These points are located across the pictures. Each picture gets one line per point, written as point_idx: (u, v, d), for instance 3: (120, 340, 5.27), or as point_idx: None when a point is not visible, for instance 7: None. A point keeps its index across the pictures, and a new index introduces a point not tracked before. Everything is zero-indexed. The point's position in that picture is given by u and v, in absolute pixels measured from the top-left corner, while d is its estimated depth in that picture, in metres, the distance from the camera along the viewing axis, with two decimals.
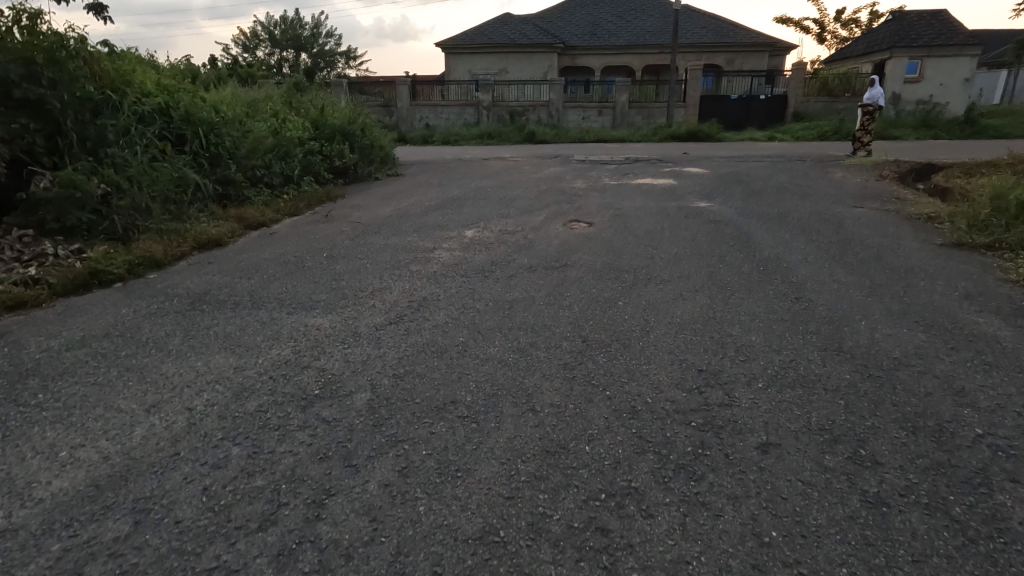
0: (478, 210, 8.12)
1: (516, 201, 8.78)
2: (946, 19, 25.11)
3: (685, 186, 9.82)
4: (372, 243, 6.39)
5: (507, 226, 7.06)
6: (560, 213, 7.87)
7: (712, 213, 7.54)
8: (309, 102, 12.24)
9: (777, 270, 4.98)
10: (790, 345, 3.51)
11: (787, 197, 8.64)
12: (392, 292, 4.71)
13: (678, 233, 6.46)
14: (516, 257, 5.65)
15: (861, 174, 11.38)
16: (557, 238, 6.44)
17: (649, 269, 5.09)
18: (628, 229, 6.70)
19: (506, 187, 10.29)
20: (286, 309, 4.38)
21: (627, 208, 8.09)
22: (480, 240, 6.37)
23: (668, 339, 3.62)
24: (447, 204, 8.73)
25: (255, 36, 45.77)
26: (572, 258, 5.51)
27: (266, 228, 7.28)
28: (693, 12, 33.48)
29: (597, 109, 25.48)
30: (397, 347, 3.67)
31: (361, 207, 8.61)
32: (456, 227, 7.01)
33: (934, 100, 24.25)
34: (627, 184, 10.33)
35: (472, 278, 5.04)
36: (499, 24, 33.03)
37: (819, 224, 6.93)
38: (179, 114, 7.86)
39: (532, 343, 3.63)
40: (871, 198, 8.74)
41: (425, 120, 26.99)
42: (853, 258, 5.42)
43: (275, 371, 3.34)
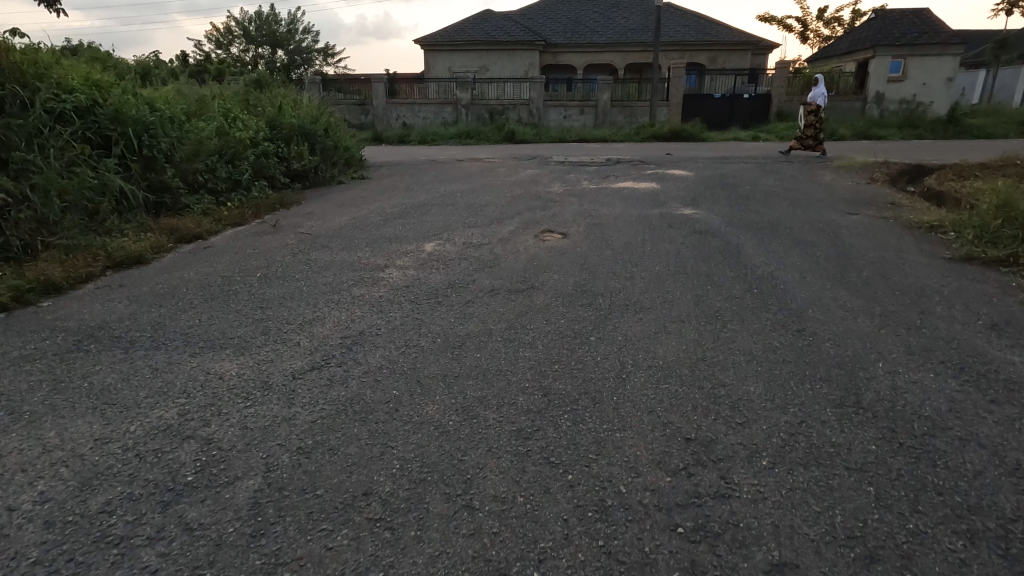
0: (443, 219, 7.40)
1: (486, 209, 8.07)
2: (927, 17, 24.89)
3: (669, 191, 9.19)
4: (318, 258, 5.65)
5: (472, 238, 6.37)
6: (532, 222, 7.19)
7: (697, 222, 6.90)
8: (266, 100, 11.39)
9: (772, 294, 4.34)
10: (797, 399, 2.85)
11: (778, 203, 8.05)
12: (324, 325, 3.99)
13: (660, 246, 5.81)
14: (477, 278, 4.96)
15: (851, 176, 10.87)
16: (525, 252, 5.75)
17: (626, 293, 4.42)
18: (605, 242, 6.05)
19: (478, 191, 9.58)
20: (192, 349, 3.63)
21: (605, 216, 7.43)
22: (440, 256, 5.66)
23: (647, 392, 2.94)
24: (411, 212, 7.99)
25: (229, 32, 44.44)
26: (540, 279, 4.84)
27: (202, 241, 6.49)
28: (675, 10, 33.05)
29: (578, 108, 24.89)
30: (314, 404, 2.94)
31: (315, 215, 7.84)
32: (416, 240, 6.29)
33: (918, 99, 24.04)
34: (607, 188, 9.68)
35: (423, 305, 4.33)
36: (478, 20, 32.27)
37: (814, 234, 6.33)
38: (106, 113, 7.01)
39: (481, 399, 2.93)
40: (865, 203, 8.19)
41: (402, 119, 26.14)
42: (856, 277, 4.80)
43: (145, 446, 2.59)
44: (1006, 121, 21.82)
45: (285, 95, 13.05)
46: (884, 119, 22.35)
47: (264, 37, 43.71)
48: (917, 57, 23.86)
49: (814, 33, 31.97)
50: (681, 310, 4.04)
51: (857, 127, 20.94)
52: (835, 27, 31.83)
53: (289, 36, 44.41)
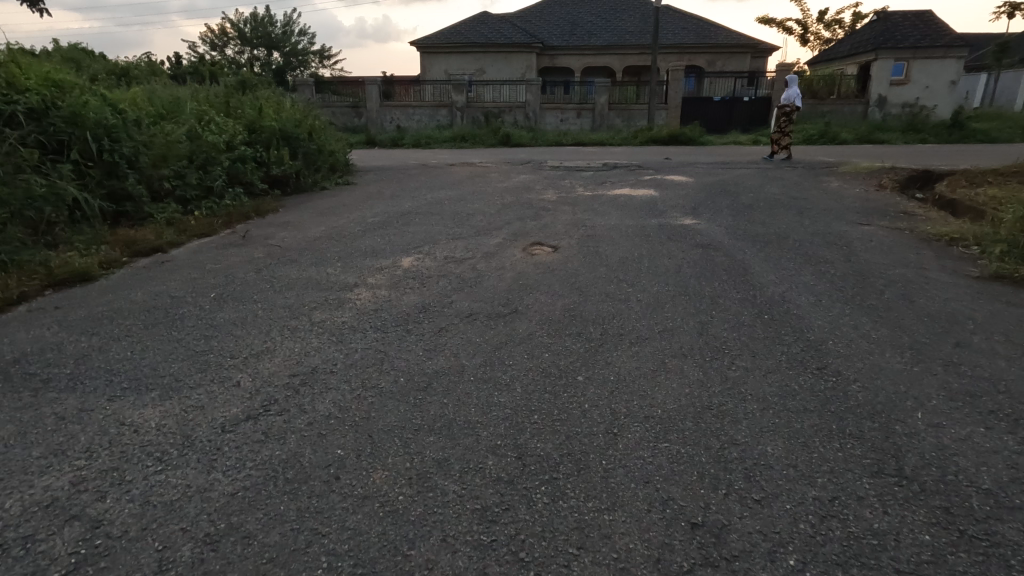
0: (426, 230, 6.90)
1: (472, 218, 7.57)
2: (930, 20, 24.45)
3: (668, 199, 8.69)
4: (283, 275, 5.14)
5: (454, 252, 5.87)
6: (521, 233, 6.69)
7: (698, 234, 6.41)
8: (247, 102, 10.88)
9: (785, 321, 3.84)
10: (825, 467, 2.35)
11: (784, 213, 7.55)
12: (273, 358, 3.47)
13: (658, 262, 5.31)
14: (455, 299, 4.45)
15: (858, 183, 10.40)
16: (511, 268, 5.26)
17: (621, 320, 3.91)
18: (599, 257, 5.55)
19: (466, 198, 9.10)
20: (115, 389, 3.12)
21: (600, 226, 6.94)
22: (417, 273, 5.16)
23: (643, 455, 2.44)
24: (392, 221, 7.48)
25: (224, 34, 43.96)
26: (524, 301, 4.33)
27: (161, 254, 5.98)
28: (674, 12, 32.67)
29: (575, 111, 24.43)
30: (239, 469, 2.42)
31: (290, 225, 7.33)
32: (393, 255, 5.78)
33: (921, 103, 23.62)
34: (602, 195, 9.18)
35: (390, 333, 3.81)
36: (474, 23, 31.84)
37: (825, 248, 5.84)
38: (62, 115, 6.51)
39: (443, 462, 2.43)
40: (877, 213, 7.70)
41: (396, 122, 25.66)
42: (877, 299, 4.31)
43: (17, 531, 2.08)
44: (1011, 125, 21.40)
45: (270, 96, 12.55)
46: (887, 123, 21.92)
47: (260, 40, 43.25)
48: (920, 60, 23.43)
49: (814, 36, 31.54)
50: (684, 342, 3.53)
51: (860, 132, 20.49)
52: (836, 30, 31.41)
53: (284, 38, 43.92)
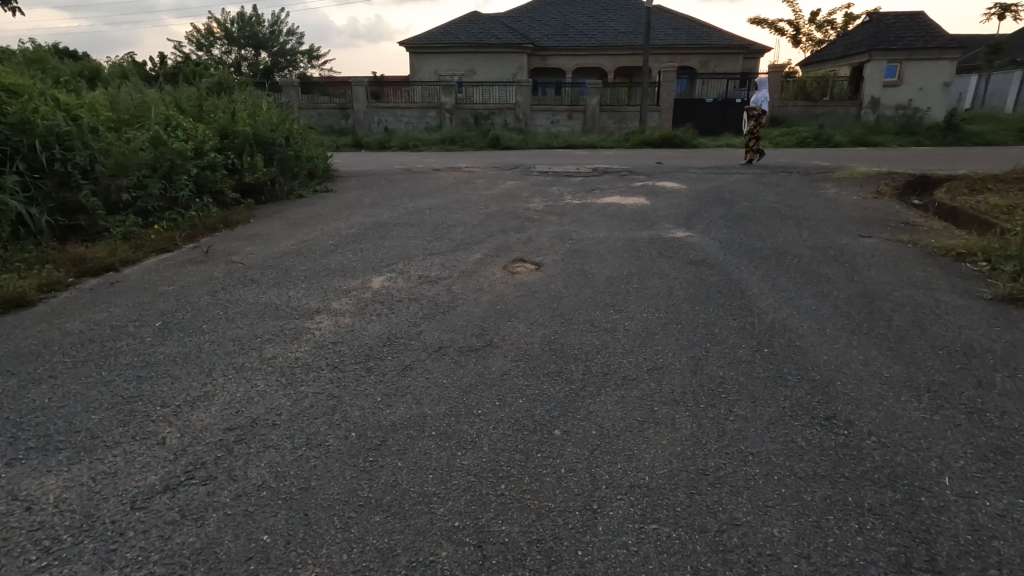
0: (403, 244, 6.50)
1: (453, 230, 7.17)
2: (923, 21, 24.24)
3: (659, 208, 8.33)
4: (240, 299, 4.72)
5: (429, 271, 5.48)
6: (504, 247, 6.30)
7: (690, 249, 6.05)
8: (221, 105, 10.41)
9: (786, 356, 3.47)
10: (842, 558, 1.98)
11: (781, 224, 7.20)
12: (209, 406, 3.05)
13: (648, 282, 4.93)
14: (425, 328, 4.05)
15: (855, 190, 10.08)
16: (489, 289, 4.88)
17: (605, 355, 3.52)
18: (585, 276, 5.17)
19: (449, 207, 8.69)
20: (19, 449, 2.70)
21: (588, 239, 6.56)
22: (387, 297, 4.75)
23: (626, 543, 2.05)
24: (369, 233, 7.06)
25: (211, 34, 43.30)
26: (499, 331, 3.94)
27: (113, 274, 5.55)
28: (666, 13, 32.41)
29: (566, 113, 24.08)
30: (142, 565, 2.02)
31: (259, 238, 6.91)
32: (363, 274, 5.37)
33: (914, 105, 23.43)
34: (590, 203, 8.82)
35: (346, 373, 3.40)
36: (464, 23, 31.41)
37: (826, 265, 5.48)
38: (9, 123, 6.05)
39: (387, 555, 2.03)
40: (877, 224, 7.36)
41: (384, 123, 25.21)
42: (887, 328, 3.94)
43: None
44: (1005, 128, 21.24)
45: (248, 98, 12.07)
46: (880, 125, 21.72)
47: (247, 40, 42.61)
48: (913, 61, 23.23)
49: (807, 37, 31.32)
50: (675, 384, 3.14)
51: (853, 134, 20.25)
52: (828, 31, 31.19)
53: (272, 38, 43.31)
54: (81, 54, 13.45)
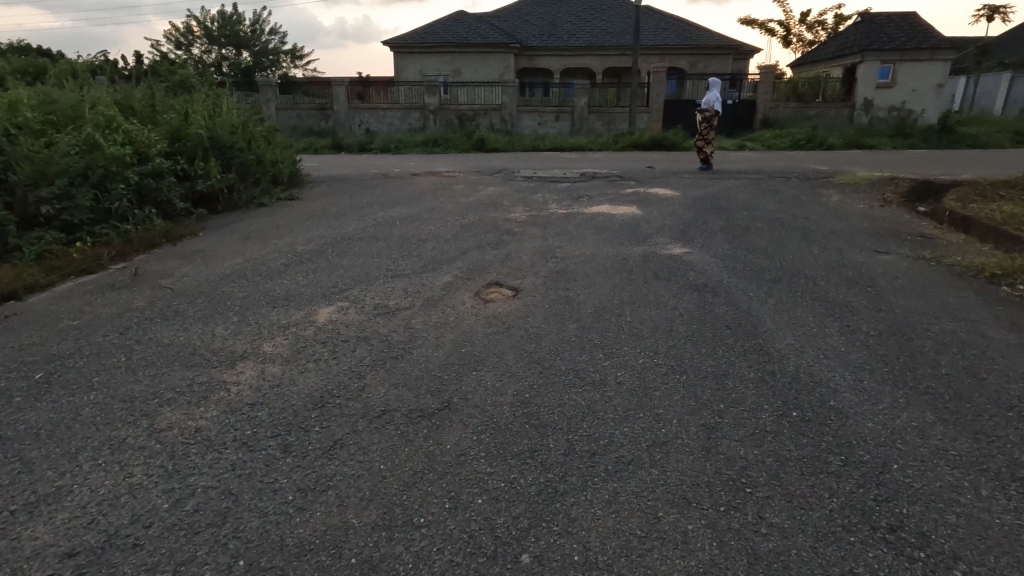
0: (364, 264, 5.71)
1: (422, 245, 6.39)
2: (916, 21, 23.83)
3: (651, 218, 7.61)
4: (155, 339, 3.91)
5: (389, 298, 4.70)
6: (478, 267, 5.54)
7: (689, 269, 5.31)
8: (174, 105, 9.51)
9: (820, 426, 2.74)
10: None
11: (786, 239, 6.50)
12: (55, 514, 2.25)
13: (643, 314, 4.18)
14: (369, 382, 3.27)
15: (859, 197, 9.45)
16: (456, 324, 4.10)
17: (591, 424, 2.77)
18: (569, 305, 4.41)
19: (423, 217, 7.92)
20: None
21: (575, 257, 5.80)
22: (332, 335, 3.96)
23: None
24: (326, 250, 6.26)
25: (190, 32, 42.04)
26: (461, 387, 3.17)
27: (13, 304, 4.70)
28: (655, 13, 31.88)
29: (553, 114, 23.35)
30: None
31: (201, 257, 6.08)
32: (309, 305, 4.57)
33: (907, 106, 23.00)
34: (577, 213, 8.08)
35: (257, 452, 2.61)
36: (450, 22, 30.63)
37: (846, 288, 4.78)
38: None
39: None
40: (891, 237, 6.69)
41: (365, 125, 24.34)
42: (935, 378, 3.23)
43: None
44: (999, 130, 20.87)
45: (210, 97, 11.16)
46: (873, 128, 21.25)
47: (228, 38, 41.41)
48: (907, 62, 22.80)
49: (796, 37, 30.86)
50: (684, 472, 2.40)
51: (847, 137, 19.72)
52: (818, 31, 30.74)
53: (253, 37, 42.13)
54: (30, 49, 12.47)
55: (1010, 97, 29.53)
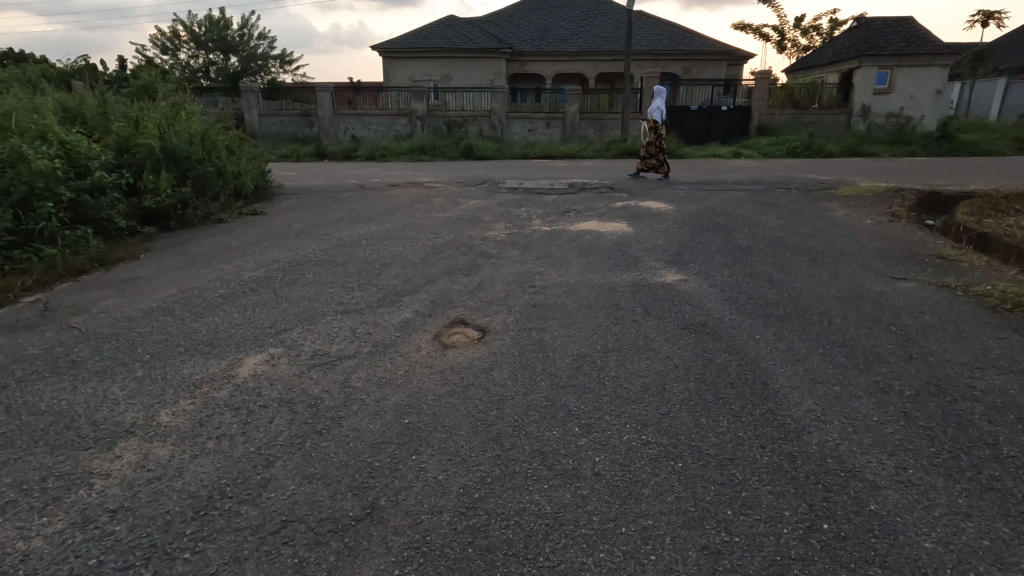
0: (315, 295, 5.00)
1: (387, 271, 5.69)
2: (913, 26, 23.38)
3: (642, 237, 6.94)
4: (31, 404, 3.19)
5: (332, 343, 3.99)
6: (444, 299, 4.85)
7: (686, 302, 4.63)
8: (125, 111, 8.77)
9: (861, 552, 2.05)
10: None
11: (792, 263, 5.83)
12: None
13: (630, 365, 3.49)
14: (277, 472, 2.55)
15: (866, 210, 8.82)
16: (404, 380, 3.38)
17: (557, 550, 2.07)
18: (543, 353, 3.71)
19: (392, 236, 7.23)
20: None
21: (556, 286, 5.11)
22: (250, 396, 3.23)
23: None
24: (276, 277, 5.55)
25: (176, 37, 41.27)
26: (394, 483, 2.46)
27: None
28: (648, 18, 31.42)
29: (544, 120, 22.76)
30: None
31: (132, 287, 5.37)
32: (234, 352, 3.85)
33: (905, 113, 22.51)
34: (562, 231, 7.42)
35: None
36: (439, 27, 30.01)
37: (867, 326, 4.11)
38: None
39: None
40: (907, 259, 6.04)
41: (350, 131, 23.67)
42: (997, 464, 2.55)
43: None
44: (999, 137, 20.39)
45: (173, 102, 10.45)
46: (871, 135, 20.76)
47: (215, 42, 40.69)
48: (904, 67, 22.31)
49: (791, 42, 30.41)
50: None
51: (845, 144, 19.20)
52: (812, 37, 30.31)
53: (242, 42, 41.40)
54: None
55: (1006, 103, 29.10)
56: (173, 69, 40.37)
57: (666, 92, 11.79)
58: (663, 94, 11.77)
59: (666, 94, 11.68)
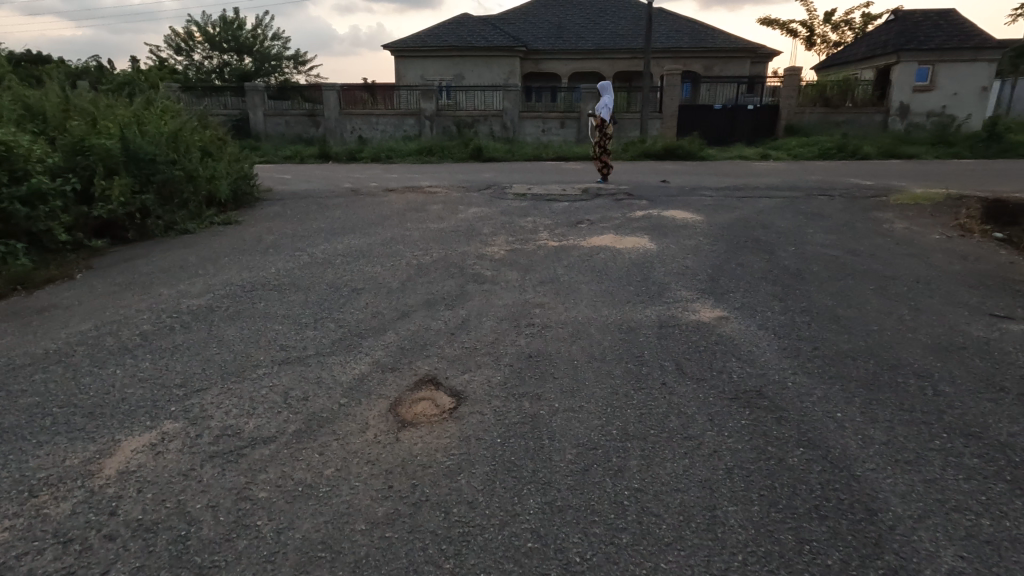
0: (256, 335, 3.98)
1: (354, 301, 4.66)
2: (955, 19, 21.78)
3: (667, 256, 5.82)
4: None
5: (253, 414, 2.95)
6: (416, 345, 3.77)
7: (731, 355, 3.49)
8: (85, 105, 7.85)
9: None
10: None
11: (857, 293, 4.67)
12: None
13: (663, 471, 2.39)
14: None
15: (929, 222, 7.58)
16: (328, 490, 2.33)
17: None
18: (536, 442, 2.63)
19: (373, 253, 6.20)
20: None
21: (561, 326, 4.02)
22: (97, 518, 2.19)
23: None
24: (220, 308, 4.54)
25: (191, 38, 40.85)
26: None
27: None
28: (669, 15, 30.12)
29: (558, 120, 21.66)
30: None
31: (42, 319, 4.38)
32: (113, 428, 2.82)
33: (946, 112, 20.95)
34: (573, 247, 6.34)
35: None
36: (452, 24, 29.04)
37: (993, 403, 2.95)
38: None
39: None
40: (1001, 290, 4.83)
41: (357, 132, 22.80)
42: None
43: None
44: None
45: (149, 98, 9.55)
46: (910, 136, 19.31)
47: (229, 43, 40.26)
48: (947, 63, 20.75)
49: (820, 39, 28.88)
50: None
51: (883, 146, 17.79)
52: (843, 32, 28.73)
53: (256, 42, 40.84)
54: None
55: None
56: (187, 70, 40.04)
57: (611, 88, 10.95)
58: (608, 91, 10.93)
59: (613, 90, 10.83)
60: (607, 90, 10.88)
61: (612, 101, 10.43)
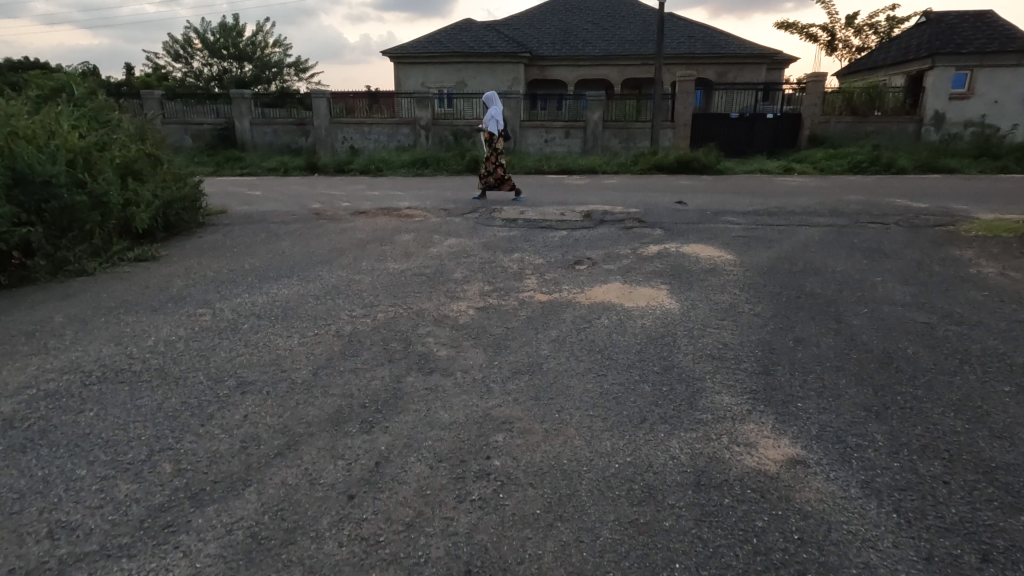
0: (31, 496, 2.42)
1: (230, 412, 3.10)
2: (994, 20, 20.02)
3: (693, 323, 4.23)
4: None
5: None
6: (287, 525, 2.22)
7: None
8: None
9: None
10: None
11: (997, 406, 3.05)
12: None
13: None
14: None
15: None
16: None
17: None
18: None
19: (298, 311, 4.65)
20: None
21: (532, 485, 2.44)
22: None
23: None
24: (25, 424, 3.00)
25: (190, 45, 39.71)
26: None
27: None
28: (681, 19, 28.60)
29: (562, 129, 19.67)
30: None
31: None
32: None
33: (987, 122, 19.20)
34: (566, 303, 4.77)
35: None
36: (452, 29, 27.68)
37: None
38: None
39: None
40: None
41: (348, 141, 21.42)
42: None
43: None
44: None
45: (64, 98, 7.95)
46: (948, 148, 17.60)
47: (229, 49, 38.91)
48: (988, 68, 19.01)
49: (843, 43, 27.20)
50: None
51: (920, 158, 16.13)
52: (866, 37, 27.03)
53: (256, 49, 39.65)
54: None
55: None
56: (186, 77, 38.84)
57: (499, 97, 10.04)
58: (495, 99, 10.03)
59: (497, 99, 9.98)
60: (493, 98, 9.97)
61: (500, 112, 9.68)
